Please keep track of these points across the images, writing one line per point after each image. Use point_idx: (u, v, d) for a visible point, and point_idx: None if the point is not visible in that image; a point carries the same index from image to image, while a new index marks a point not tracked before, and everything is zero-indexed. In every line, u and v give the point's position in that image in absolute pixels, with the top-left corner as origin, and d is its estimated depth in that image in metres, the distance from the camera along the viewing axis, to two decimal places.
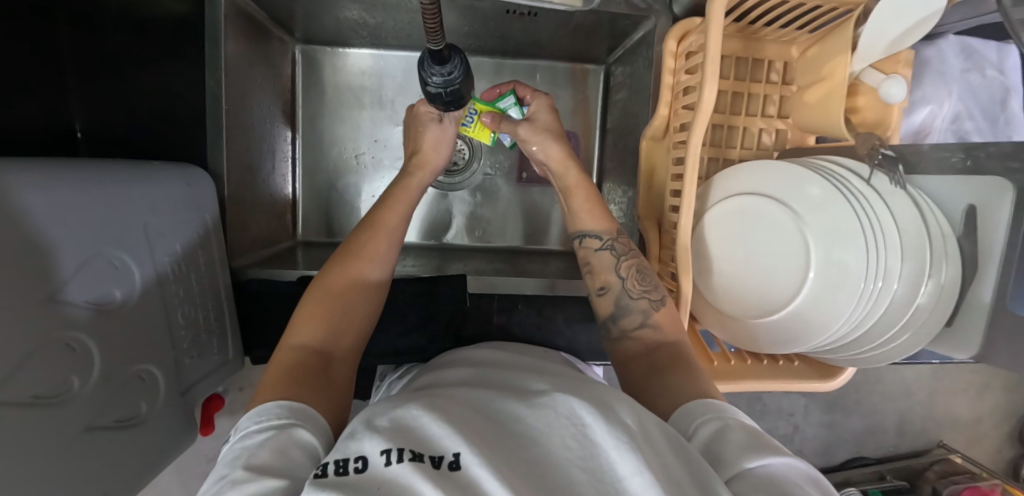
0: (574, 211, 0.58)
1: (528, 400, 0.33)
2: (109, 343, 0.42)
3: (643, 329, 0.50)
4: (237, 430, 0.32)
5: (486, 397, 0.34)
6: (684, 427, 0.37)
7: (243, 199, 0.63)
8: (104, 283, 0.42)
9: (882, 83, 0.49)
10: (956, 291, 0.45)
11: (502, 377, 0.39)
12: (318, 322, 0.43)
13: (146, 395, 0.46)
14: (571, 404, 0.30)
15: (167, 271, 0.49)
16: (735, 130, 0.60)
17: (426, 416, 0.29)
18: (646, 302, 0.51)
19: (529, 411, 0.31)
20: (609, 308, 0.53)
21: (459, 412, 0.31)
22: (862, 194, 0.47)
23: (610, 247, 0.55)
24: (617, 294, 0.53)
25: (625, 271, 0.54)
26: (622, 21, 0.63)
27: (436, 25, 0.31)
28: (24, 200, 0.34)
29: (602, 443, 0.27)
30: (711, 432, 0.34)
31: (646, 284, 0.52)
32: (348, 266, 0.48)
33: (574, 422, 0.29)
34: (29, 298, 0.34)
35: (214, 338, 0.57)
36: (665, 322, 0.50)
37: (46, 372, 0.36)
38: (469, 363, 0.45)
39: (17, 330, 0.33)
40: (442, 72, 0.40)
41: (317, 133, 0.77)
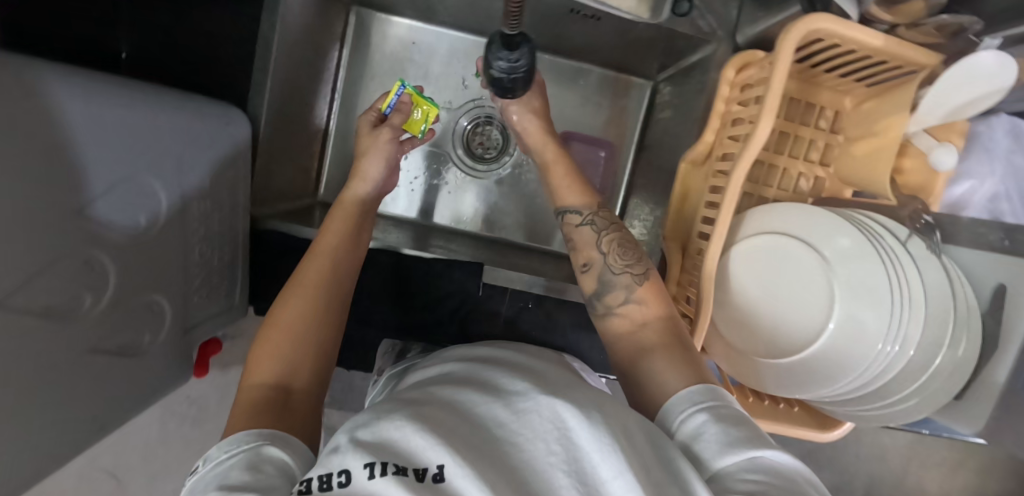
0: (556, 187, 0.60)
1: (510, 402, 0.31)
2: (126, 267, 0.41)
3: (626, 305, 0.51)
4: (206, 461, 0.30)
5: (465, 394, 0.33)
6: (669, 424, 0.38)
7: (272, 147, 0.62)
8: (131, 207, 0.41)
9: (933, 149, 0.49)
10: (971, 365, 0.45)
11: (483, 372, 0.38)
12: (273, 355, 0.41)
13: (151, 326, 0.46)
14: (553, 407, 0.29)
15: (194, 206, 0.49)
16: (774, 170, 0.60)
17: (410, 427, 0.27)
18: (628, 277, 0.51)
19: (512, 418, 0.29)
20: (593, 285, 0.54)
21: (441, 416, 0.29)
22: (894, 254, 0.46)
23: (590, 221, 0.56)
24: (601, 269, 0.53)
25: (607, 245, 0.54)
26: (682, 41, 0.62)
27: (519, 10, 0.31)
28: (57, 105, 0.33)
29: (585, 446, 0.27)
30: (693, 426, 0.36)
31: (629, 258, 0.53)
32: (297, 292, 0.46)
33: (558, 426, 0.28)
34: (59, 208, 0.34)
35: (224, 281, 0.56)
36: (649, 298, 0.50)
37: (61, 285, 0.35)
38: (459, 360, 0.44)
39: (43, 236, 0.32)
40: (509, 58, 0.39)
41: (354, 97, 0.76)
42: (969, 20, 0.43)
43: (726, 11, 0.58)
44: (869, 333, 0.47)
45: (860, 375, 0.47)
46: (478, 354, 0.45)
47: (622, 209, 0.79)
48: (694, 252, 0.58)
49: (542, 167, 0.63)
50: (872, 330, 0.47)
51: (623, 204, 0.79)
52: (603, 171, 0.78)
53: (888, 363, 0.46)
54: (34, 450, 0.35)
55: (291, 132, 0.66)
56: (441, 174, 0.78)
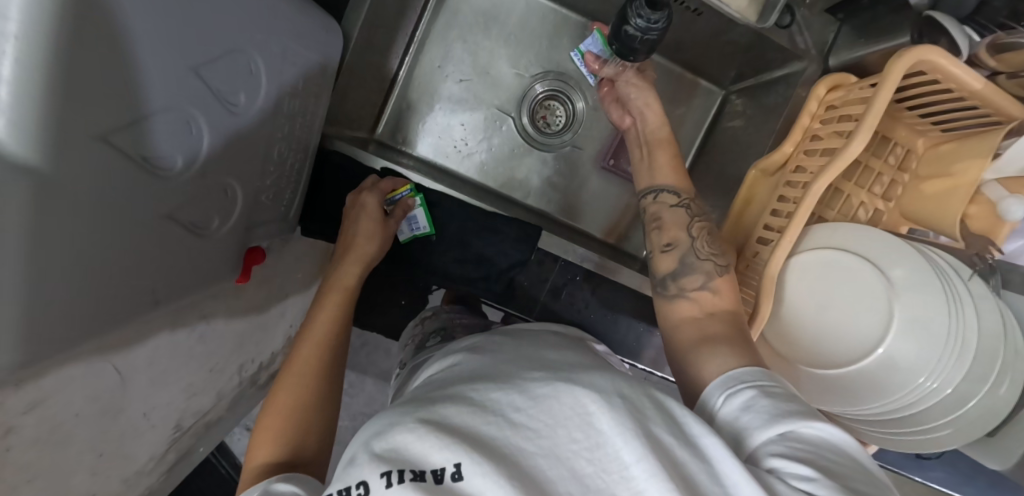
0: (656, 165, 0.58)
1: (526, 389, 0.29)
2: (219, 144, 0.40)
3: (702, 291, 0.50)
4: None
5: (480, 383, 0.32)
6: (718, 396, 0.39)
7: (352, 66, 0.61)
8: (234, 82, 0.39)
9: (1003, 199, 0.50)
10: (1009, 407, 0.47)
11: (498, 364, 0.36)
12: (277, 431, 0.38)
13: (221, 212, 0.44)
14: (574, 394, 0.28)
15: (284, 101, 0.47)
16: (837, 194, 0.62)
17: (422, 429, 0.26)
18: (712, 265, 0.51)
19: (530, 405, 0.28)
20: (671, 265, 0.52)
21: (454, 411, 0.28)
22: (955, 288, 0.48)
23: (685, 205, 0.55)
24: (685, 252, 0.53)
25: (697, 232, 0.54)
26: (773, 53, 0.64)
27: None
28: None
29: (607, 433, 0.26)
30: (741, 400, 0.36)
31: (714, 248, 0.53)
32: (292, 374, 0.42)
33: (579, 411, 0.27)
34: (172, 52, 0.32)
35: (287, 189, 0.55)
36: (724, 290, 0.50)
37: (158, 138, 0.33)
38: (476, 347, 0.43)
39: (152, 76, 0.31)
40: (649, 17, 0.40)
41: (432, 41, 0.74)
42: None
43: (823, 32, 0.61)
44: (908, 368, 0.48)
45: (900, 398, 0.48)
46: (483, 344, 0.43)
47: None
48: (751, 255, 0.59)
49: (643, 146, 0.61)
50: (914, 363, 0.48)
51: None
52: None
53: (920, 396, 0.48)
54: (106, 299, 0.33)
55: (371, 58, 0.65)
56: (502, 138, 0.77)
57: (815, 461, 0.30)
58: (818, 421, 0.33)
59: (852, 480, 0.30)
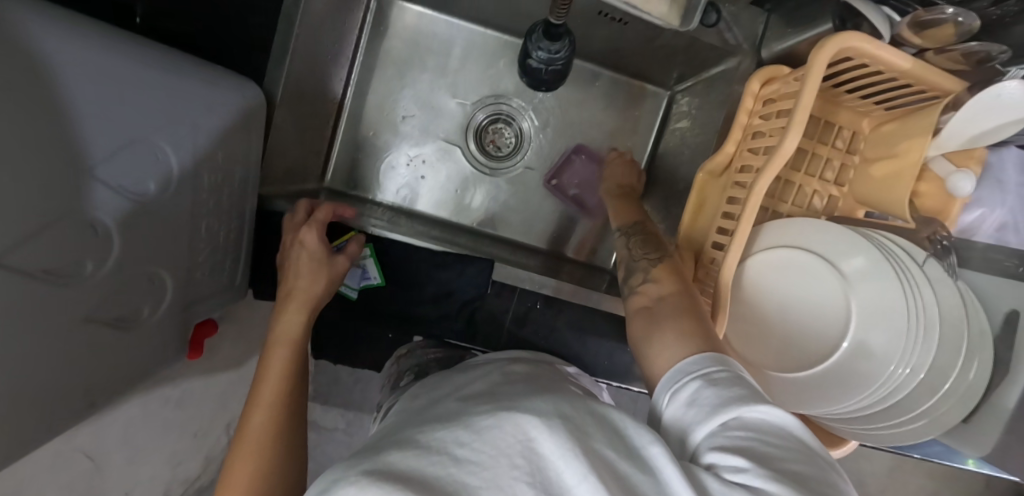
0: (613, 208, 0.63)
1: (469, 424, 0.25)
2: (133, 236, 0.39)
3: (646, 284, 0.49)
4: None
5: (426, 426, 0.27)
6: (665, 396, 0.36)
7: (283, 124, 0.60)
8: (142, 171, 0.39)
9: (951, 175, 0.49)
10: (981, 391, 0.46)
11: (440, 408, 0.34)
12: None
13: (151, 299, 0.43)
14: (517, 421, 0.24)
15: (206, 177, 0.47)
16: (789, 186, 0.60)
17: (362, 481, 0.19)
18: (647, 261, 0.51)
19: (473, 438, 0.23)
20: (620, 276, 0.53)
21: (398, 456, 0.22)
22: (911, 271, 0.47)
23: (624, 233, 0.58)
24: (626, 261, 0.54)
25: (632, 244, 0.55)
26: (707, 52, 0.63)
27: None
28: (45, 47, 0.33)
29: (550, 458, 0.22)
30: (686, 395, 0.33)
31: (648, 247, 0.53)
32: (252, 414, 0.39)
33: (521, 439, 0.23)
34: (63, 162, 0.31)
35: (227, 259, 0.54)
36: (664, 276, 0.48)
37: (62, 244, 0.32)
38: (427, 395, 0.40)
39: (47, 191, 0.30)
40: (550, 48, 0.39)
41: (371, 81, 0.73)
42: (999, 48, 0.44)
43: (753, 25, 0.60)
44: (880, 356, 0.47)
45: (877, 389, 0.47)
46: (438, 388, 0.41)
47: None
48: (707, 262, 0.58)
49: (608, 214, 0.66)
50: (883, 352, 0.47)
51: None
52: None
53: (897, 386, 0.47)
54: (20, 414, 0.33)
55: (304, 112, 0.65)
56: (453, 168, 0.76)
57: (752, 448, 0.26)
58: (765, 404, 0.29)
59: (795, 466, 0.25)
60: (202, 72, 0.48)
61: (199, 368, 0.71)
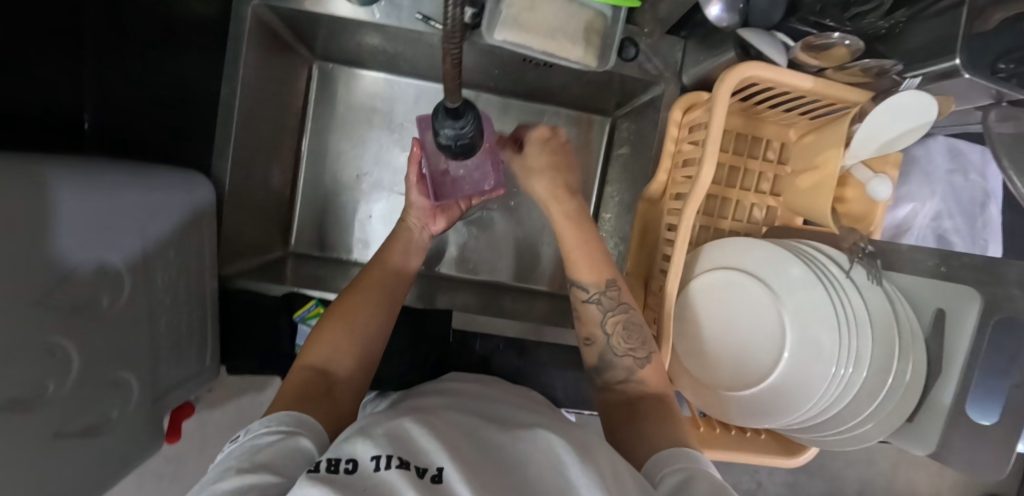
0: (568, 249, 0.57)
1: (510, 433, 0.36)
2: (91, 350, 0.42)
3: (628, 380, 0.51)
4: (248, 431, 0.35)
5: (466, 419, 0.38)
6: (654, 475, 0.37)
7: (236, 206, 0.63)
8: (94, 288, 0.42)
9: (870, 180, 0.51)
10: (920, 389, 0.47)
11: (487, 408, 0.43)
12: (328, 346, 0.47)
13: (118, 402, 0.46)
14: (548, 440, 0.34)
15: (158, 277, 0.50)
16: (728, 202, 0.62)
17: (418, 431, 0.31)
18: (630, 361, 0.51)
19: (513, 444, 0.34)
20: (595, 360, 0.54)
21: (442, 427, 0.34)
22: (837, 280, 0.50)
23: (596, 300, 0.55)
24: (602, 348, 0.53)
25: (612, 327, 0.53)
26: (632, 83, 0.65)
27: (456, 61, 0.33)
28: (69, 188, 0.38)
29: (574, 481, 0.29)
30: (675, 480, 0.35)
31: (632, 341, 0.52)
32: (344, 309, 0.51)
33: (552, 460, 0.32)
34: (18, 301, 0.34)
35: (194, 346, 0.57)
36: (649, 379, 0.51)
37: (24, 373, 0.35)
38: (450, 392, 0.48)
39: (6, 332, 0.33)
40: (454, 126, 0.41)
41: (323, 146, 0.78)
42: (889, 62, 0.46)
43: (671, 54, 0.62)
44: (823, 359, 0.49)
45: (819, 400, 0.48)
46: (476, 389, 0.49)
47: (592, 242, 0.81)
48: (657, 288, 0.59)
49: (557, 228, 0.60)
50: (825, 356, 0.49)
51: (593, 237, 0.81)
52: None
53: (844, 388, 0.48)
54: None
55: (258, 189, 0.68)
56: None
57: None
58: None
59: None
60: (142, 174, 0.49)
61: (190, 443, 0.74)
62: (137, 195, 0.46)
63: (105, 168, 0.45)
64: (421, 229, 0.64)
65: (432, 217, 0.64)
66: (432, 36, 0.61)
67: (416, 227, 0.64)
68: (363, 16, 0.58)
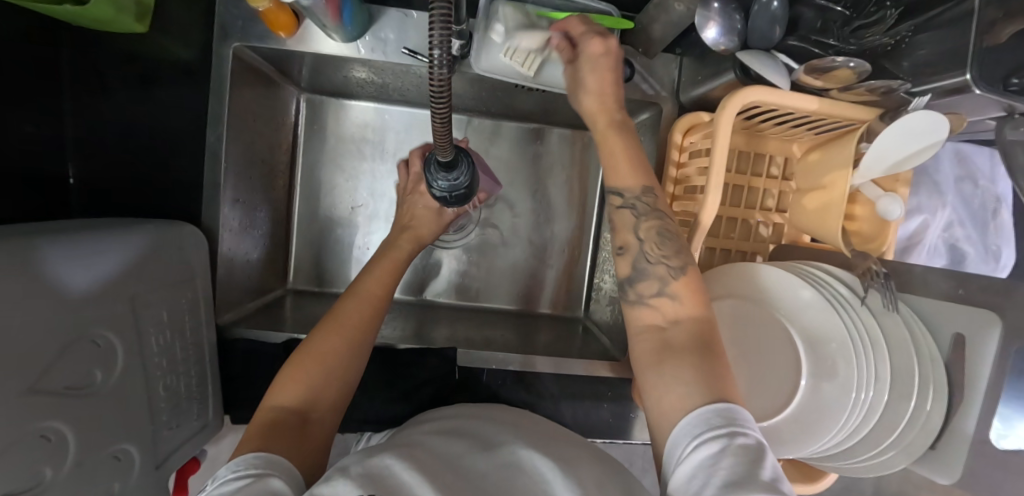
0: (607, 156, 0.47)
1: (488, 453, 0.37)
2: (87, 428, 0.41)
3: (660, 298, 0.42)
4: (216, 479, 0.35)
5: (455, 444, 0.38)
6: (680, 444, 0.34)
7: (229, 251, 0.62)
8: (86, 365, 0.40)
9: (879, 199, 0.50)
10: (943, 415, 0.46)
11: (483, 429, 0.43)
12: (300, 380, 0.44)
13: (120, 475, 0.45)
14: (534, 463, 0.36)
15: (152, 341, 0.49)
16: (733, 222, 0.61)
17: (399, 465, 0.32)
18: (665, 268, 0.43)
19: (495, 465, 0.35)
20: (627, 271, 0.45)
21: (423, 456, 0.34)
22: (850, 305, 0.49)
23: (632, 205, 0.46)
24: (635, 256, 0.45)
25: (646, 232, 0.45)
26: (629, 104, 0.63)
27: (444, 108, 0.32)
28: (56, 254, 0.38)
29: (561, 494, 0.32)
30: (702, 456, 0.31)
31: (667, 249, 0.44)
32: (319, 337, 0.48)
33: (539, 480, 0.34)
34: (7, 394, 0.33)
35: (195, 404, 0.56)
36: (685, 294, 0.42)
37: (17, 469, 0.34)
38: (454, 418, 0.48)
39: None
40: (448, 178, 0.40)
41: (316, 180, 0.76)
42: (897, 83, 0.45)
43: (667, 72, 0.60)
44: (843, 385, 0.48)
45: (841, 429, 0.47)
46: (464, 411, 0.50)
47: (593, 262, 0.79)
48: None
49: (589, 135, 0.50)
50: (844, 382, 0.48)
51: (594, 257, 0.79)
52: (569, 227, 0.79)
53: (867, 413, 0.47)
54: None
55: (252, 231, 0.66)
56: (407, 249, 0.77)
57: None
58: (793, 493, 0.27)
59: None
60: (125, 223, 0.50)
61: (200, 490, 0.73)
62: (127, 258, 0.45)
63: (89, 233, 0.43)
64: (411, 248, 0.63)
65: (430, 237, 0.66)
66: (420, 68, 0.59)
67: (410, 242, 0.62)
68: (347, 52, 0.56)
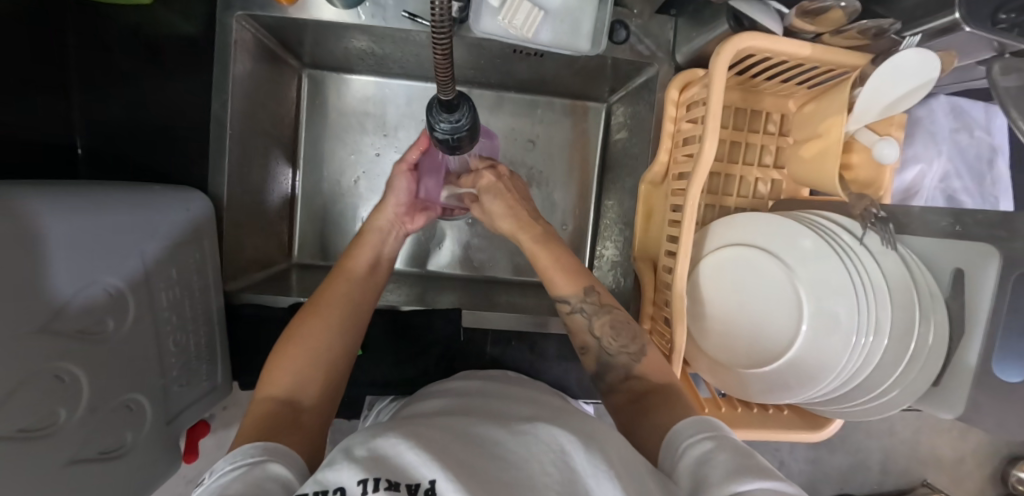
0: (545, 275, 0.57)
1: (511, 430, 0.36)
2: (100, 376, 0.41)
3: (630, 380, 0.50)
4: (213, 472, 0.32)
5: (465, 421, 0.38)
6: (677, 449, 0.37)
7: (237, 220, 0.63)
8: (98, 312, 0.41)
9: (875, 144, 0.50)
10: (944, 351, 0.46)
11: (491, 407, 0.44)
12: (289, 372, 0.44)
13: (132, 426, 0.46)
14: (551, 433, 0.35)
15: (162, 299, 0.50)
16: (731, 179, 0.61)
17: (403, 445, 0.31)
18: (627, 357, 0.51)
19: (512, 439, 0.34)
20: (594, 366, 0.54)
21: (428, 435, 0.34)
22: (850, 248, 0.49)
23: (581, 309, 0.54)
24: (598, 352, 0.53)
25: (601, 330, 0.53)
26: (625, 66, 0.64)
27: (445, 60, 0.32)
28: (63, 208, 0.39)
29: (580, 471, 0.30)
30: (699, 453, 0.35)
31: (623, 339, 0.52)
32: (301, 330, 0.47)
33: (557, 450, 0.32)
34: (20, 332, 0.33)
35: (204, 365, 0.58)
36: (649, 373, 0.50)
37: (34, 403, 0.35)
38: (456, 392, 0.49)
39: (14, 360, 0.33)
40: (450, 119, 0.40)
41: (319, 155, 0.77)
42: (888, 21, 0.45)
43: (662, 33, 0.61)
44: (844, 326, 0.48)
45: (842, 370, 0.47)
46: (465, 386, 0.51)
47: (597, 229, 0.81)
48: (664, 270, 0.57)
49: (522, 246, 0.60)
50: (846, 323, 0.48)
51: (596, 225, 0.81)
52: (569, 196, 0.81)
53: (867, 356, 0.47)
54: None
55: (258, 202, 0.67)
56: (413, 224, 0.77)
57: None
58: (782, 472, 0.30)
59: None
60: (143, 197, 0.49)
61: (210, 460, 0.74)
62: (132, 220, 0.46)
63: (98, 191, 0.44)
64: (391, 228, 0.61)
65: (409, 215, 0.62)
66: (420, 34, 0.60)
67: (388, 220, 0.61)
68: (347, 19, 0.57)
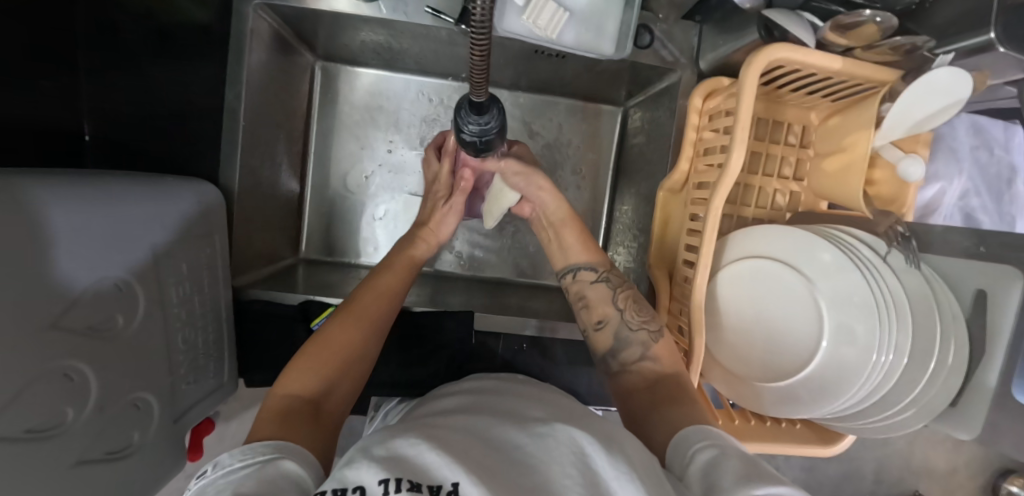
0: (566, 247, 0.59)
1: (527, 430, 0.35)
2: (107, 373, 0.40)
3: (644, 361, 0.50)
4: (217, 465, 0.31)
5: (481, 423, 0.37)
6: (682, 455, 0.36)
7: (246, 213, 0.61)
8: (107, 309, 0.40)
9: (901, 160, 0.50)
10: (963, 371, 0.46)
11: (502, 404, 0.44)
12: (315, 376, 0.43)
13: (138, 424, 0.45)
14: (570, 434, 0.33)
15: (171, 294, 0.48)
16: (750, 189, 0.61)
17: (423, 446, 0.30)
18: (646, 333, 0.51)
19: (530, 441, 0.33)
20: (608, 342, 0.53)
21: (449, 437, 0.33)
22: (872, 264, 0.49)
23: (605, 278, 0.56)
24: (617, 325, 0.53)
25: (623, 302, 0.54)
26: (647, 71, 0.64)
27: (483, 64, 0.31)
28: (70, 199, 0.37)
29: (602, 473, 0.29)
30: (708, 456, 0.34)
31: (644, 314, 0.52)
32: (332, 335, 0.46)
33: (578, 452, 0.31)
34: (25, 329, 0.32)
35: (211, 362, 0.56)
36: (664, 355, 0.50)
37: (42, 403, 0.34)
38: (465, 392, 0.49)
39: (21, 359, 0.31)
40: (479, 121, 0.40)
41: (329, 148, 0.76)
42: (923, 39, 0.44)
43: (686, 40, 0.60)
44: (864, 345, 0.47)
45: (860, 388, 0.47)
46: (481, 386, 0.51)
47: (608, 233, 0.80)
48: (681, 279, 0.57)
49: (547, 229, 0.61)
50: (865, 341, 0.47)
51: (608, 228, 0.80)
52: (581, 198, 0.80)
53: (886, 374, 0.47)
54: None
55: (266, 195, 0.65)
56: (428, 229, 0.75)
57: None
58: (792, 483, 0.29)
59: None
60: (150, 185, 0.47)
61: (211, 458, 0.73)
62: (141, 210, 0.44)
63: (108, 181, 0.43)
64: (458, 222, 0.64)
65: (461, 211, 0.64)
66: (441, 31, 0.59)
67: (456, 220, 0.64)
68: (366, 11, 0.56)
